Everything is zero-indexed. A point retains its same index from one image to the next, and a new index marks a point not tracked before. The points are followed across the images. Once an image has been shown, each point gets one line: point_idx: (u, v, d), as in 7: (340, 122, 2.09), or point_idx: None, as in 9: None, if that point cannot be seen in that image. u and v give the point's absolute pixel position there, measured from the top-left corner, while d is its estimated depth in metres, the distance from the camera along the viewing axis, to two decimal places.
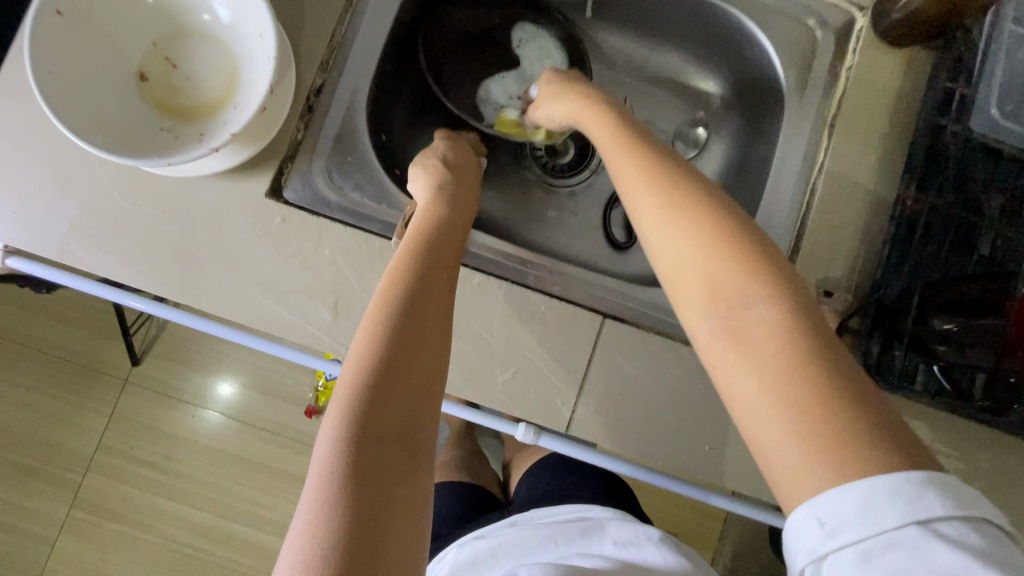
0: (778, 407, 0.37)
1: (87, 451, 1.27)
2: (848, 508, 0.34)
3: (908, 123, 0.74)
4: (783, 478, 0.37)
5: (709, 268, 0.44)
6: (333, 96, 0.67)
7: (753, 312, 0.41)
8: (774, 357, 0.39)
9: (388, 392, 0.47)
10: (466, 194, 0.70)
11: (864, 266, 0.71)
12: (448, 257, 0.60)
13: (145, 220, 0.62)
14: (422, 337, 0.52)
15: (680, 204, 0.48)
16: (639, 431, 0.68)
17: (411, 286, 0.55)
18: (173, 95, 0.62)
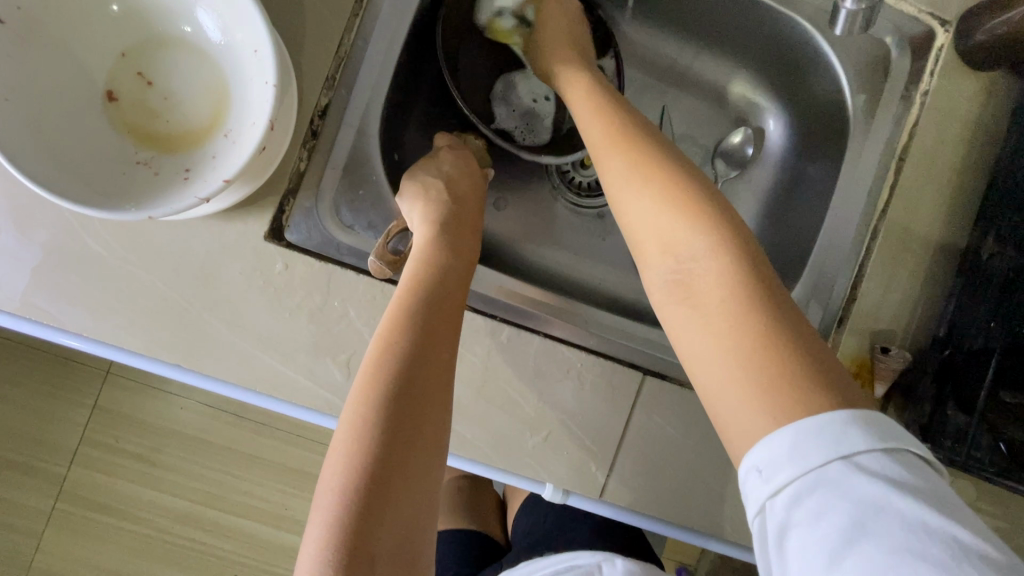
0: (719, 355, 0.39)
1: (69, 443, 1.08)
2: (783, 457, 0.35)
3: (981, 160, 0.67)
4: (731, 429, 0.38)
5: (663, 228, 0.46)
6: (342, 119, 0.58)
7: (698, 264, 0.43)
8: (717, 307, 0.41)
9: (384, 502, 0.42)
10: (465, 221, 0.60)
11: (922, 319, 0.66)
12: (449, 307, 0.52)
13: (124, 266, 0.53)
14: (419, 412, 0.46)
15: (665, 190, 0.47)
16: (676, 497, 0.63)
17: (407, 356, 0.48)
18: (149, 119, 0.52)
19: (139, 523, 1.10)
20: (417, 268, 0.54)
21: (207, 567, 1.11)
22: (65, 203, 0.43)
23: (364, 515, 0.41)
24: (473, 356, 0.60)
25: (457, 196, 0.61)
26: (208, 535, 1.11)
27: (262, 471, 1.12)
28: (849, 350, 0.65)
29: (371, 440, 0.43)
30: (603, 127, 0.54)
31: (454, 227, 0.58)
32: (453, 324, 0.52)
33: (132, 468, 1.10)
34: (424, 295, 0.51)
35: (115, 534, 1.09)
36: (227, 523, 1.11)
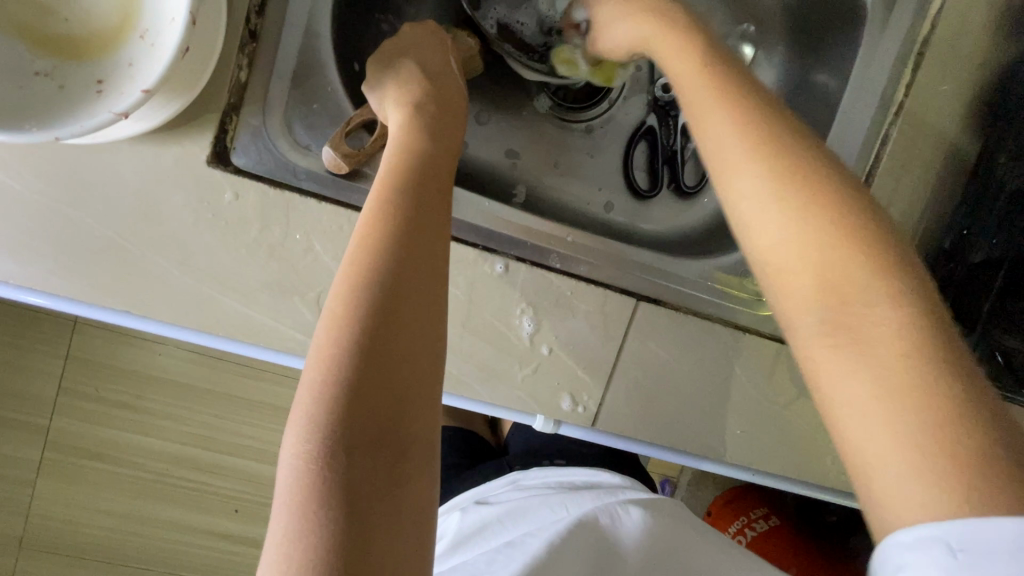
0: (887, 411, 0.30)
1: (47, 393, 1.01)
2: (995, 551, 0.25)
3: (1003, 58, 0.61)
4: (880, 496, 0.30)
5: (822, 258, 0.35)
6: (285, 19, 0.49)
7: (878, 316, 0.32)
8: (895, 363, 0.31)
9: (369, 389, 0.34)
10: (452, 103, 0.50)
11: (930, 230, 0.62)
12: (439, 185, 0.43)
13: (43, 201, 0.46)
14: (407, 298, 0.37)
15: (814, 205, 0.36)
16: (668, 424, 0.62)
17: (391, 233, 0.39)
18: (45, 21, 0.43)
19: (132, 465, 1.05)
20: (400, 147, 0.45)
21: (208, 502, 1.08)
22: None
23: (348, 404, 0.34)
24: (457, 289, 0.55)
25: (434, 73, 0.50)
26: (204, 473, 1.07)
27: (245, 414, 1.08)
28: None
29: (353, 324, 0.36)
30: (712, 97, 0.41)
31: (441, 113, 0.48)
32: (445, 207, 0.43)
33: (113, 413, 1.03)
34: (410, 174, 0.43)
35: (91, 487, 1.04)
36: (221, 462, 1.08)
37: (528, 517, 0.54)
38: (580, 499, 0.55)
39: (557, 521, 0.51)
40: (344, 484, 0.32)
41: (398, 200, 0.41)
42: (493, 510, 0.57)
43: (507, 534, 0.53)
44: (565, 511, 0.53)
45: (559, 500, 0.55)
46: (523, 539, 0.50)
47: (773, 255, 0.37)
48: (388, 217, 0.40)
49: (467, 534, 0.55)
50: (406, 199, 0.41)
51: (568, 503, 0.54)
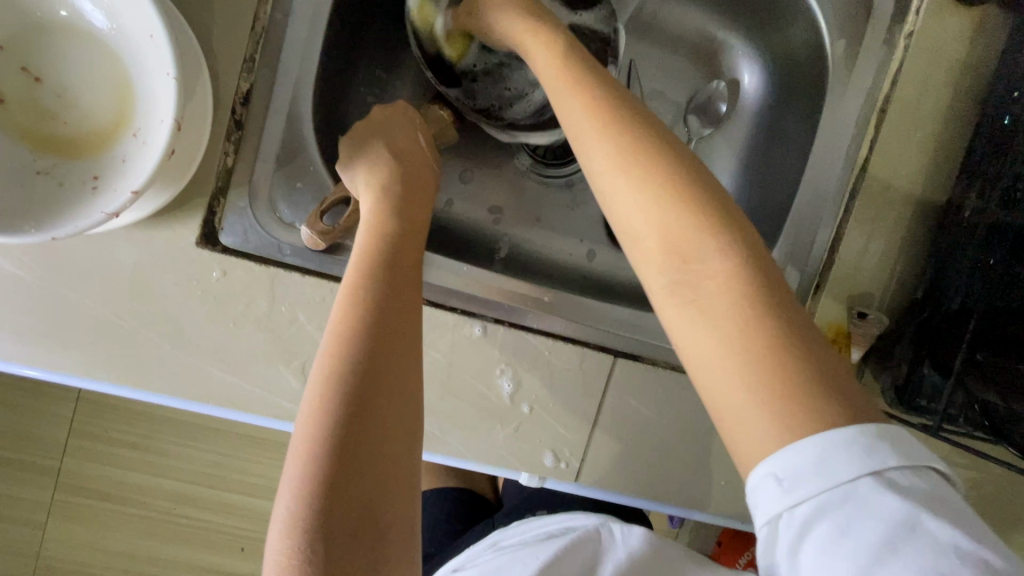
0: (728, 363, 0.34)
1: (58, 436, 1.04)
2: (807, 469, 0.31)
3: (968, 111, 0.62)
4: (738, 443, 0.34)
5: (668, 221, 0.38)
6: (268, 106, 0.52)
7: (707, 264, 0.36)
8: (730, 313, 0.35)
9: (347, 482, 0.36)
10: (421, 183, 0.52)
11: (902, 279, 0.63)
12: (410, 268, 0.46)
13: (43, 286, 0.49)
14: (380, 385, 0.39)
15: (657, 175, 0.39)
16: (651, 476, 0.62)
17: (365, 321, 0.41)
18: (45, 124, 0.46)
19: (140, 507, 1.07)
20: (372, 232, 0.47)
21: (213, 543, 1.09)
22: None
23: (328, 496, 0.35)
24: (437, 353, 0.57)
25: (404, 156, 0.53)
26: (208, 515, 1.09)
27: (247, 457, 1.09)
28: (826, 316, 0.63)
29: (330, 415, 0.37)
30: (575, 87, 0.44)
31: (410, 192, 0.51)
32: (417, 287, 0.45)
33: (120, 454, 1.06)
34: (383, 258, 0.45)
35: (96, 532, 1.06)
36: (225, 504, 1.09)
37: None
38: (545, 546, 0.52)
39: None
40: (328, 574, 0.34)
41: (372, 287, 0.43)
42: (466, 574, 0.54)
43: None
44: (532, 562, 0.50)
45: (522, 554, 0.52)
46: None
47: (636, 241, 0.39)
48: (362, 305, 0.42)
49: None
50: (379, 285, 0.43)
51: (536, 553, 0.51)
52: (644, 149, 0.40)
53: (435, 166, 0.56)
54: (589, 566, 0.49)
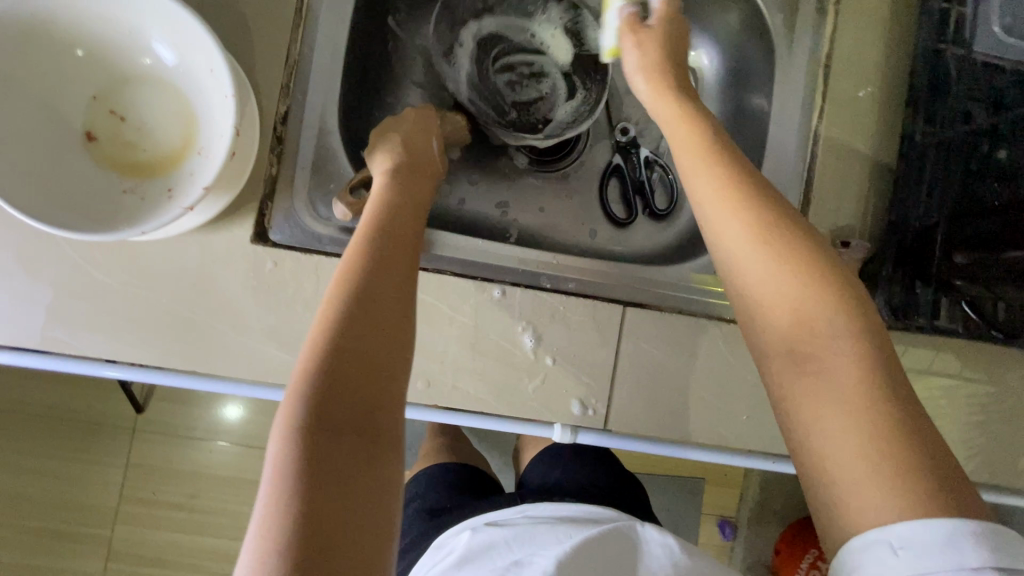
0: (848, 428, 0.37)
1: (108, 504, 1.12)
2: (926, 539, 0.33)
3: (905, 55, 0.70)
4: (846, 502, 0.36)
5: (797, 299, 0.42)
6: (302, 122, 0.62)
7: (835, 346, 0.40)
8: (850, 384, 0.38)
9: (340, 374, 0.40)
10: (422, 177, 0.61)
11: (876, 208, 0.69)
12: (408, 235, 0.53)
13: (128, 289, 0.58)
14: (375, 307, 0.45)
15: (788, 253, 0.43)
16: (676, 416, 0.66)
17: (367, 264, 0.48)
18: (129, 152, 0.57)
19: (192, 567, 1.13)
20: (375, 207, 0.55)
21: None
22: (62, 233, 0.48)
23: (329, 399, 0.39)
24: (464, 316, 0.64)
25: (412, 157, 0.62)
26: None
27: None
28: None
29: (333, 334, 0.42)
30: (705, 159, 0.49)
31: (410, 180, 0.59)
32: (410, 249, 0.52)
33: (174, 516, 1.13)
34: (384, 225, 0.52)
35: None
36: None
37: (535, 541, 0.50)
38: (589, 528, 0.51)
39: (567, 552, 0.46)
40: (319, 464, 0.36)
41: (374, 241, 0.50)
42: (503, 530, 0.52)
43: (512, 560, 0.48)
44: (574, 538, 0.49)
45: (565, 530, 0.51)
46: (531, 561, 0.47)
47: (756, 318, 0.44)
48: (366, 253, 0.49)
49: (474, 557, 0.50)
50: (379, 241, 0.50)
51: (575, 532, 0.50)
52: (774, 234, 0.44)
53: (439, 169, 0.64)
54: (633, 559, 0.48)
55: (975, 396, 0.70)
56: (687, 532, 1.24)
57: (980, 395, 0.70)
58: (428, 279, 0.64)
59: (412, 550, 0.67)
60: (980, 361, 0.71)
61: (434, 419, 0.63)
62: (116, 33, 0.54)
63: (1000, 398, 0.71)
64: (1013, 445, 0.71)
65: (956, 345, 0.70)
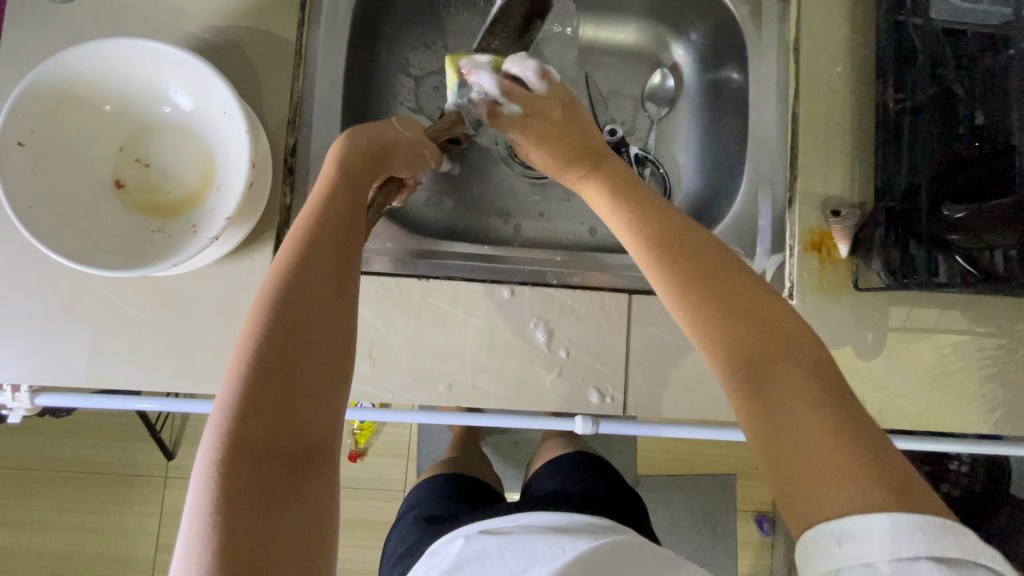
0: (792, 433, 0.38)
1: (147, 554, 1.16)
2: (868, 530, 0.33)
3: (869, 30, 0.74)
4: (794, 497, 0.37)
5: (731, 318, 0.44)
6: (310, 152, 0.67)
7: (775, 361, 0.41)
8: (785, 397, 0.39)
9: (264, 403, 0.38)
10: (382, 159, 0.55)
11: (861, 176, 0.72)
12: (353, 227, 0.47)
13: (161, 323, 0.62)
14: (306, 321, 0.41)
15: (717, 286, 0.46)
16: (694, 396, 0.68)
17: (300, 266, 0.43)
18: (156, 195, 0.61)
19: None
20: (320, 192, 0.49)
21: None
22: (103, 272, 0.52)
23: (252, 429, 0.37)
24: (477, 318, 0.67)
25: (373, 137, 0.55)
26: None
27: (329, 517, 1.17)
28: (805, 223, 0.72)
29: (257, 354, 0.39)
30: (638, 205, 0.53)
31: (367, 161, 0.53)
32: (351, 242, 0.46)
33: None
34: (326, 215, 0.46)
35: None
36: None
37: (527, 551, 0.50)
38: (583, 541, 0.50)
39: (558, 565, 0.46)
40: (239, 499, 0.36)
41: (312, 238, 0.44)
42: (496, 539, 0.53)
43: (502, 568, 0.49)
44: (567, 552, 0.48)
45: (557, 539, 0.51)
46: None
47: (701, 342, 0.44)
48: (302, 252, 0.44)
49: (466, 564, 0.51)
50: (320, 236, 0.45)
51: (569, 545, 0.49)
52: (704, 274, 0.46)
53: (403, 149, 0.57)
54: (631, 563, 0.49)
55: (986, 348, 0.71)
56: (724, 529, 1.23)
57: (990, 347, 0.71)
58: (440, 285, 0.67)
59: (408, 558, 0.69)
60: (987, 314, 0.72)
61: (457, 420, 0.65)
62: (137, 88, 0.59)
63: (1011, 349, 0.72)
64: None
65: (958, 300, 0.72)
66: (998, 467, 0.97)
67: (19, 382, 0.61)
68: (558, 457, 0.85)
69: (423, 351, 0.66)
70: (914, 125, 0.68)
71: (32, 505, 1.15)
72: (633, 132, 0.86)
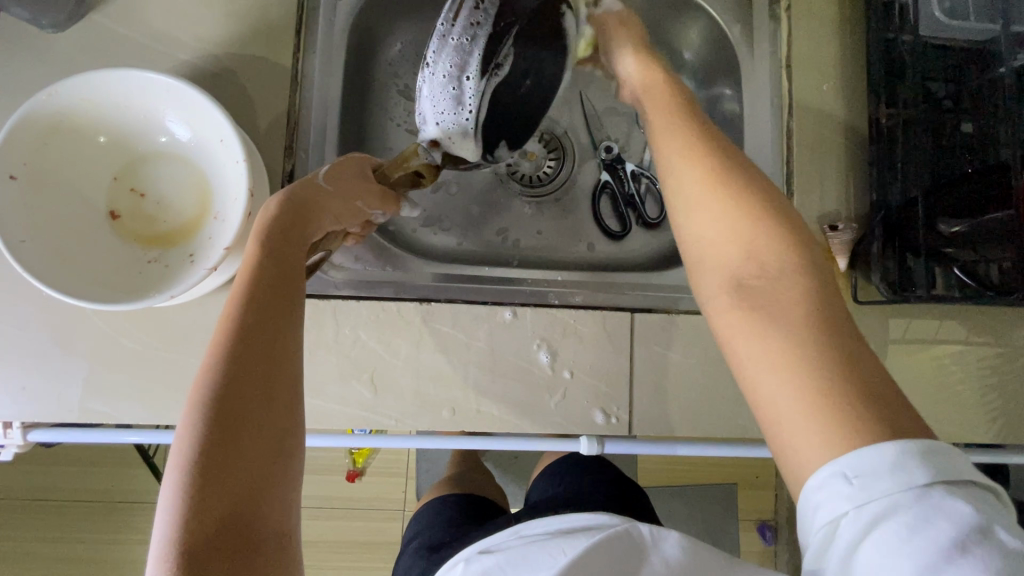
0: (787, 359, 0.36)
1: None
2: (874, 466, 0.32)
3: (859, 47, 0.75)
4: (789, 436, 0.35)
5: (745, 233, 0.42)
6: (307, 178, 0.66)
7: (786, 280, 0.40)
8: (795, 316, 0.38)
9: (207, 488, 0.35)
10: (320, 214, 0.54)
11: (857, 190, 0.73)
12: (291, 286, 0.46)
13: (158, 354, 0.61)
14: (247, 388, 0.39)
15: (743, 198, 0.43)
16: (699, 413, 0.67)
17: (236, 334, 0.41)
18: (151, 225, 0.60)
19: None
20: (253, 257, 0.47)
21: None
22: (98, 306, 0.51)
23: (198, 520, 0.34)
24: (479, 341, 0.66)
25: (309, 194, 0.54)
26: None
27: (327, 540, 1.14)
28: None
29: (199, 434, 0.37)
30: (674, 130, 0.48)
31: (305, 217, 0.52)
32: (291, 301, 0.45)
33: None
34: (264, 277, 0.46)
35: None
36: None
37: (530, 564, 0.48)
38: (580, 540, 0.49)
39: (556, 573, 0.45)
40: None
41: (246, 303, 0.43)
42: (495, 557, 0.51)
43: None
44: (566, 556, 0.47)
45: (559, 544, 0.49)
46: None
47: (704, 248, 0.44)
48: (236, 318, 0.42)
49: None
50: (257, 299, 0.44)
51: (569, 547, 0.49)
52: (731, 183, 0.44)
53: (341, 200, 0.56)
54: (631, 558, 0.47)
55: (985, 357, 0.72)
56: (728, 539, 1.22)
57: (988, 356, 0.72)
58: (440, 309, 0.67)
59: None
60: (985, 324, 0.73)
61: (461, 445, 0.64)
62: (131, 117, 0.59)
63: (1010, 357, 0.72)
64: None
65: (956, 311, 0.72)
66: (999, 472, 0.97)
67: (11, 419, 0.59)
68: (555, 466, 0.84)
69: (426, 376, 0.65)
70: (907, 140, 0.69)
71: (22, 536, 1.12)
72: (628, 150, 0.88)
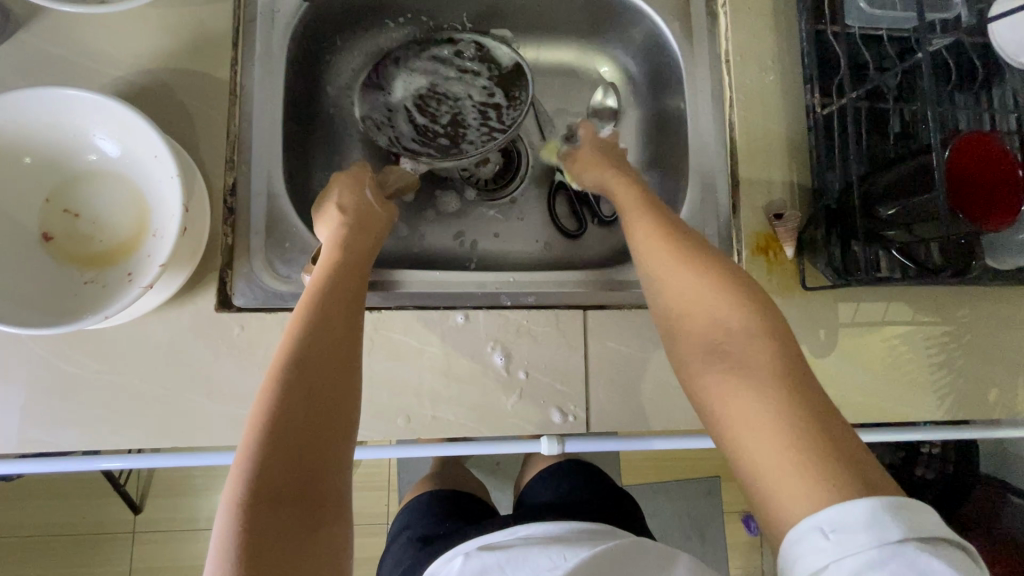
0: (757, 420, 0.40)
1: None
2: (851, 522, 0.34)
3: (795, 40, 0.77)
4: (769, 484, 0.38)
5: (711, 301, 0.48)
6: (249, 191, 0.66)
7: (754, 347, 0.44)
8: (765, 379, 0.41)
9: (288, 441, 0.41)
10: (369, 234, 0.62)
11: (800, 179, 0.74)
12: (355, 290, 0.54)
13: (101, 377, 0.59)
14: (320, 369, 0.46)
15: (709, 272, 0.49)
16: (656, 407, 0.68)
17: (310, 323, 0.48)
18: (86, 246, 0.59)
19: None
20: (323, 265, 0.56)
21: None
22: (24, 330, 0.50)
23: (274, 464, 0.40)
24: (433, 346, 0.66)
25: (359, 216, 0.62)
26: None
27: None
28: (750, 227, 0.73)
29: (276, 400, 0.43)
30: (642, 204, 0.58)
31: (358, 232, 0.60)
32: (355, 302, 0.53)
33: None
34: (329, 282, 0.53)
35: None
36: None
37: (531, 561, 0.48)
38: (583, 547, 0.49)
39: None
40: (266, 534, 0.37)
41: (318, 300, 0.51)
42: (495, 553, 0.50)
43: None
44: (569, 561, 0.47)
45: (556, 549, 0.49)
46: None
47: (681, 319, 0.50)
48: (309, 312, 0.49)
49: None
50: (327, 299, 0.51)
51: (570, 553, 0.48)
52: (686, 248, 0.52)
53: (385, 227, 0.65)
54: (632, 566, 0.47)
55: (933, 336, 0.74)
56: (712, 532, 1.22)
57: (936, 334, 0.74)
58: (391, 316, 0.66)
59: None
60: (931, 303, 0.74)
61: (423, 452, 0.64)
62: (60, 137, 0.58)
63: (957, 334, 0.74)
64: (978, 377, 0.74)
65: (903, 292, 0.74)
66: (966, 450, 0.99)
67: None
68: (551, 464, 0.84)
69: (380, 384, 0.65)
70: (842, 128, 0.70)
71: None
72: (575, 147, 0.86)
